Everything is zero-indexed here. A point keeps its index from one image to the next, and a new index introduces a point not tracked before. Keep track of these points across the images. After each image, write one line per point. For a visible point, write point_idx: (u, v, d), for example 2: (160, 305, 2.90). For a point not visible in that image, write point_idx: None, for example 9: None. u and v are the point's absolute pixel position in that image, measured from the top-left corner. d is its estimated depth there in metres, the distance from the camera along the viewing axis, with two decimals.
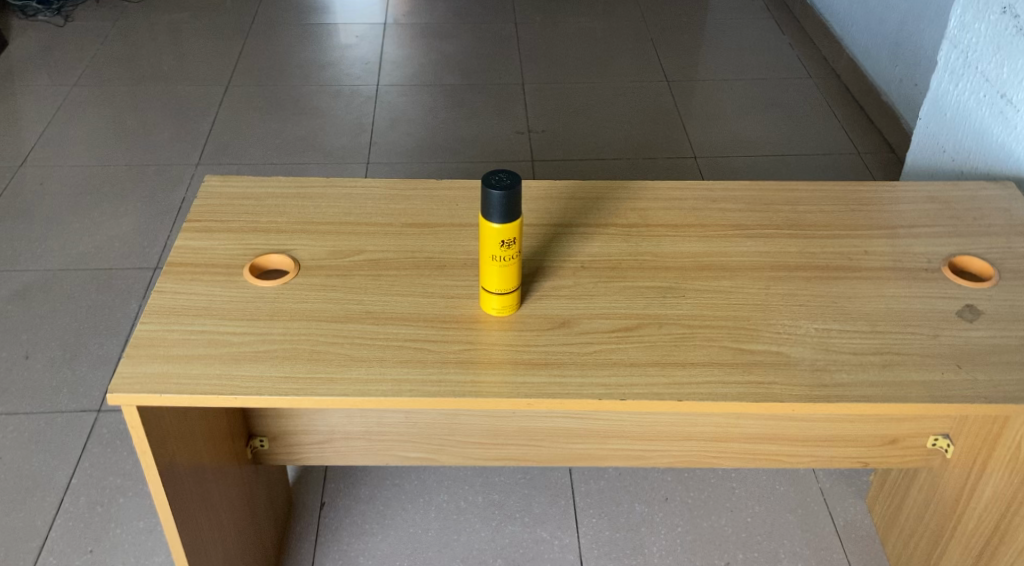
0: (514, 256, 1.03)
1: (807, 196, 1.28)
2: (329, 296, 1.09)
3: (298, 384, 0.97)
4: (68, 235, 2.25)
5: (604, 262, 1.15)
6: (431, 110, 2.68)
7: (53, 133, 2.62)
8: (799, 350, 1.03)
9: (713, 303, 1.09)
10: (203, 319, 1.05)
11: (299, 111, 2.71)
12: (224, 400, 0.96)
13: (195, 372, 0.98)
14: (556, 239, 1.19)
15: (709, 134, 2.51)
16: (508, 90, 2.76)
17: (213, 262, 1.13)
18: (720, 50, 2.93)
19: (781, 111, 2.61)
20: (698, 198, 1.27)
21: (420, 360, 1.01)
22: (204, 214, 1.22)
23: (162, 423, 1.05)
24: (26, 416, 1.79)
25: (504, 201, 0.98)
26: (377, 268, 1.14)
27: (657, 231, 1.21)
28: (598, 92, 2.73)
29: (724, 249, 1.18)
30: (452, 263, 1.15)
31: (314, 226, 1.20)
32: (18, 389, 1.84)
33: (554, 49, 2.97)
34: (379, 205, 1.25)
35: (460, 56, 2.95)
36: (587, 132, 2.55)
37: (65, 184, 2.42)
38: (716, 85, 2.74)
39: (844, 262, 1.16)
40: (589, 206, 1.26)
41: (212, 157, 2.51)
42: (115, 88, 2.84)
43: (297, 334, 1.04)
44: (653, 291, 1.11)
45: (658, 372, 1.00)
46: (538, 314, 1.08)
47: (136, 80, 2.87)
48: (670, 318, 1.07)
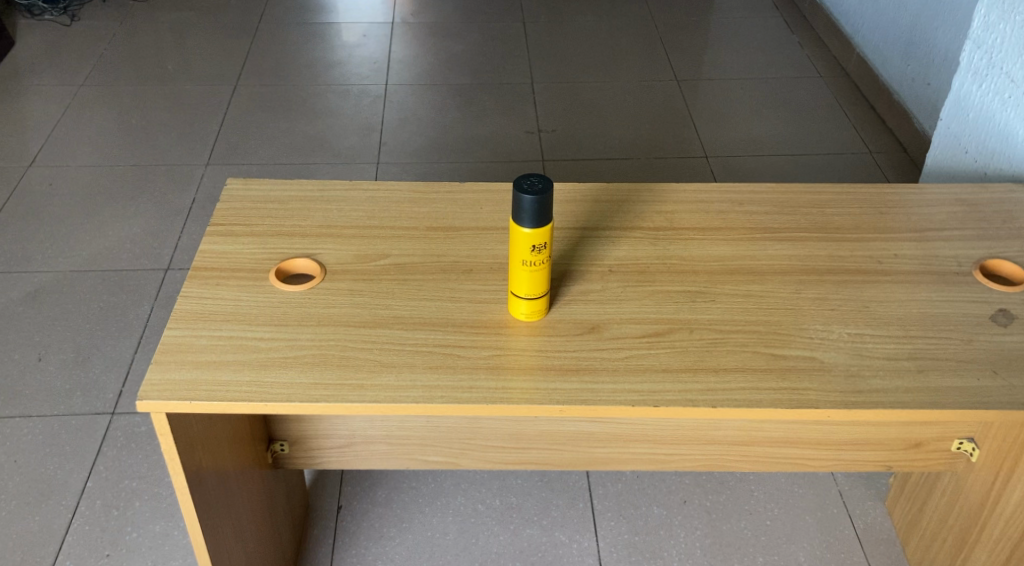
0: (544, 261, 1.02)
1: (834, 198, 1.27)
2: (356, 301, 1.08)
3: (328, 391, 0.97)
4: (78, 237, 2.23)
5: (633, 265, 1.15)
6: (440, 110, 2.66)
7: (62, 133, 2.61)
8: (833, 356, 1.02)
9: (745, 308, 1.08)
10: (231, 324, 1.04)
11: (308, 111, 2.69)
12: (254, 407, 0.95)
13: (224, 379, 0.97)
14: (581, 242, 1.18)
15: (721, 134, 2.50)
16: (519, 89, 2.74)
17: (239, 267, 1.12)
18: (731, 49, 2.92)
19: (793, 110, 2.60)
20: (724, 200, 1.26)
21: (450, 365, 1.01)
22: (227, 218, 1.21)
23: (189, 430, 1.04)
24: (39, 419, 1.78)
25: (536, 206, 0.97)
26: (403, 272, 1.13)
27: (685, 234, 1.20)
28: (608, 92, 2.72)
29: (752, 252, 1.17)
30: (479, 267, 1.14)
31: (339, 230, 1.19)
32: (31, 392, 1.83)
33: (563, 48, 2.95)
34: (403, 208, 1.24)
35: (468, 55, 2.94)
36: (598, 131, 2.54)
37: (75, 185, 2.41)
38: (726, 84, 2.72)
39: (873, 266, 1.15)
40: (614, 209, 1.25)
41: (222, 157, 2.50)
42: (123, 88, 2.83)
43: (325, 339, 1.03)
44: (682, 295, 1.10)
45: (691, 378, 0.99)
46: (567, 319, 1.07)
47: (143, 80, 2.86)
48: (701, 323, 1.06)
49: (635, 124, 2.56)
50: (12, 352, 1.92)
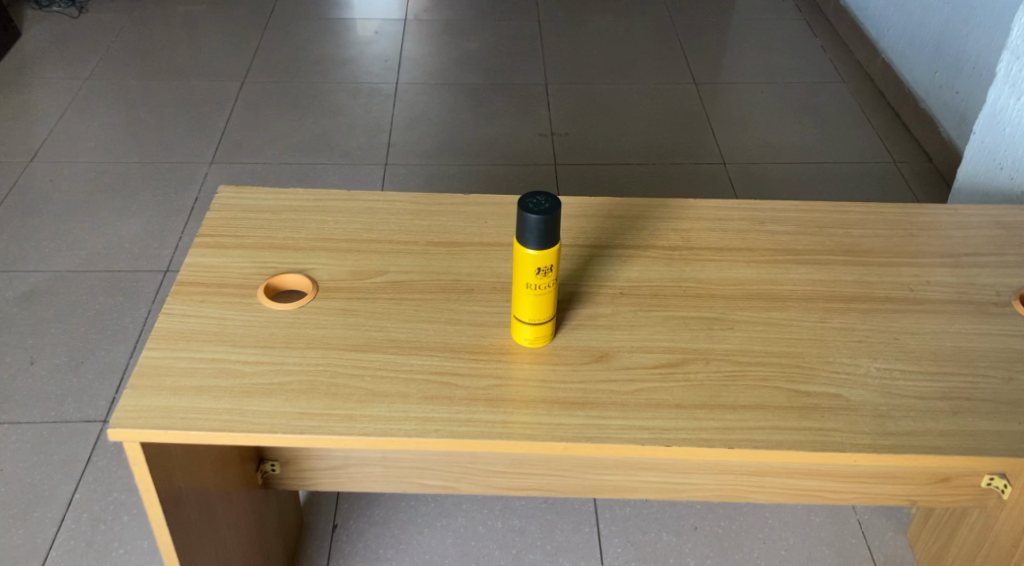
0: (550, 284, 0.95)
1: (862, 218, 1.19)
2: (349, 322, 1.02)
3: (315, 422, 0.90)
4: (77, 235, 2.18)
5: (645, 288, 1.07)
6: (451, 110, 2.59)
7: (65, 128, 2.55)
8: (860, 393, 0.94)
9: (766, 338, 1.01)
10: (215, 345, 0.97)
11: (317, 109, 2.62)
12: (235, 438, 0.89)
13: (204, 406, 0.91)
14: (591, 260, 1.11)
15: (740, 140, 2.42)
16: (532, 90, 2.67)
17: (226, 282, 1.06)
18: (751, 52, 2.83)
19: (815, 115, 2.51)
20: (744, 218, 1.18)
21: (446, 396, 0.94)
22: (217, 229, 1.14)
23: (171, 465, 0.97)
24: (29, 425, 1.72)
25: (541, 226, 0.89)
26: (400, 291, 1.06)
27: (702, 254, 1.12)
28: (624, 94, 2.64)
29: (774, 276, 1.09)
30: (481, 286, 1.07)
31: (334, 244, 1.12)
32: (20, 397, 1.78)
33: (578, 48, 2.87)
34: (404, 220, 1.17)
35: (481, 55, 2.86)
36: (613, 135, 2.46)
37: (76, 181, 2.35)
38: (746, 88, 2.64)
39: (904, 293, 1.07)
40: (626, 225, 1.17)
41: (227, 156, 2.44)
42: (129, 81, 2.77)
43: (314, 363, 0.96)
44: (698, 323, 1.03)
45: (706, 415, 0.92)
46: (574, 346, 1.00)
47: (150, 74, 2.80)
48: (718, 354, 0.99)
49: (651, 128, 2.48)
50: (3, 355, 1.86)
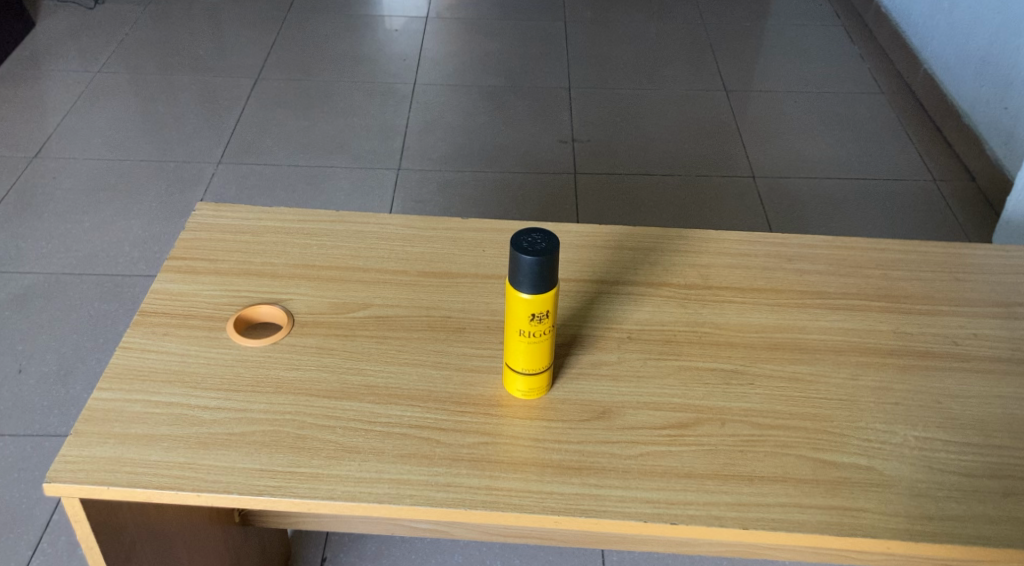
0: (546, 332, 0.84)
1: (900, 259, 1.07)
2: (323, 363, 0.92)
3: (276, 482, 0.80)
4: (76, 236, 2.09)
5: (656, 333, 0.96)
6: (469, 113, 2.47)
7: (73, 124, 2.46)
8: (896, 466, 0.83)
9: (789, 397, 0.89)
10: (174, 387, 0.88)
11: (331, 110, 2.51)
12: (186, 497, 0.79)
13: (155, 459, 0.81)
14: (597, 299, 1.00)
15: (771, 152, 2.28)
16: (553, 94, 2.54)
17: (194, 312, 0.96)
18: (786, 59, 2.69)
19: (852, 128, 2.37)
20: (769, 254, 1.07)
21: (425, 454, 0.83)
22: (190, 252, 1.04)
23: (125, 531, 0.86)
24: (11, 438, 1.64)
25: (537, 268, 0.79)
26: (384, 328, 0.96)
27: (721, 295, 1.01)
28: (651, 101, 2.50)
29: (801, 323, 0.98)
30: (473, 325, 0.97)
31: (316, 272, 1.02)
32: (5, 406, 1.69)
33: (605, 53, 2.74)
34: (394, 246, 1.07)
35: (502, 57, 2.73)
36: (636, 143, 2.33)
37: (80, 180, 2.26)
38: (780, 98, 2.50)
39: (947, 347, 0.95)
40: (639, 258, 1.06)
41: (235, 155, 2.33)
42: (146, 77, 2.67)
43: (281, 411, 0.86)
44: (714, 376, 0.91)
45: (718, 487, 0.81)
46: (573, 400, 0.89)
47: (165, 70, 2.70)
48: (734, 414, 0.88)
49: (676, 137, 2.35)
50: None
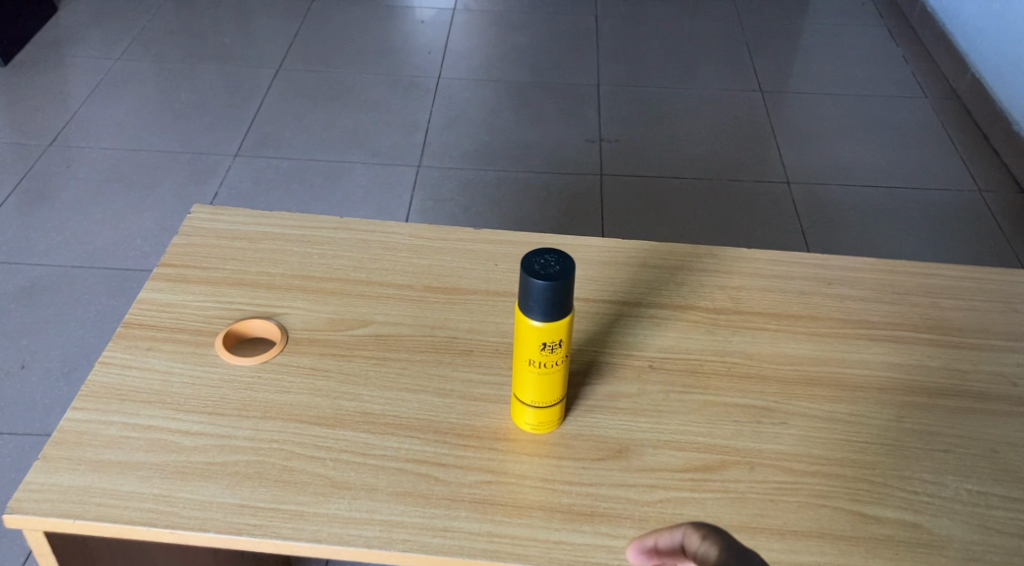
0: (559, 362, 0.76)
1: (950, 286, 0.98)
2: (316, 387, 0.84)
3: (256, 520, 0.73)
4: (86, 226, 1.95)
5: (681, 362, 0.88)
6: (493, 109, 2.31)
7: (90, 111, 2.30)
8: (947, 524, 0.74)
9: (827, 439, 0.81)
10: (155, 408, 0.81)
11: (351, 103, 2.34)
12: (159, 534, 0.72)
13: (127, 490, 0.74)
14: (618, 322, 0.92)
15: (808, 156, 2.15)
16: (582, 90, 2.39)
17: (182, 325, 0.89)
18: (828, 60, 2.55)
19: (896, 134, 2.24)
20: (807, 277, 0.98)
21: (421, 493, 0.76)
22: (182, 259, 0.97)
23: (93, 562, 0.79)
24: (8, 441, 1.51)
25: (549, 293, 0.71)
26: (385, 348, 0.88)
27: (753, 321, 0.92)
28: (686, 101, 2.35)
29: (841, 355, 0.89)
30: (481, 347, 0.89)
31: (314, 284, 0.95)
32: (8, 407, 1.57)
33: (639, 49, 2.59)
34: (400, 257, 0.99)
35: (529, 51, 2.57)
36: (664, 143, 2.19)
37: (93, 169, 2.11)
38: (823, 102, 2.36)
39: (1002, 388, 0.86)
40: (664, 277, 0.98)
41: (252, 147, 2.18)
42: (177, 67, 2.49)
43: (268, 438, 0.79)
44: (744, 414, 0.83)
45: (746, 542, 0.73)
46: (588, 436, 0.81)
47: (188, 58, 2.53)
48: (765, 457, 0.79)
49: (708, 138, 2.20)
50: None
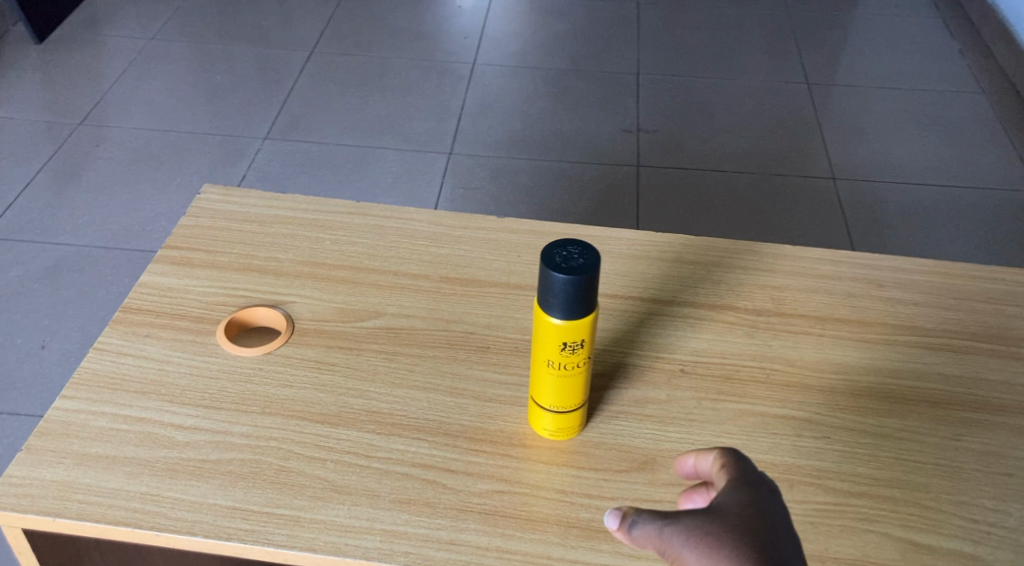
0: (581, 364, 0.70)
1: (1014, 292, 0.89)
2: (321, 381, 0.79)
3: (248, 524, 0.68)
4: (113, 206, 1.81)
5: (716, 367, 0.81)
6: (530, 96, 2.19)
7: (123, 90, 2.15)
8: (1007, 558, 0.67)
9: (874, 456, 0.74)
10: (149, 399, 0.76)
11: (385, 87, 2.21)
12: (143, 536, 0.67)
13: (111, 486, 0.69)
14: (648, 321, 0.85)
15: (857, 151, 2.04)
16: (622, 79, 2.27)
17: (183, 312, 0.84)
18: (881, 51, 2.42)
19: (953, 131, 2.11)
20: (855, 278, 0.90)
21: (427, 501, 0.70)
22: (188, 242, 0.92)
23: None
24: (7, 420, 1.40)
25: (571, 288, 0.64)
26: (395, 342, 0.82)
27: (796, 324, 0.85)
28: (731, 93, 2.23)
29: (890, 364, 0.81)
30: (499, 344, 0.83)
31: (325, 271, 0.89)
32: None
33: (683, 37, 2.46)
34: (417, 245, 0.93)
35: (571, 37, 2.44)
36: (706, 135, 2.08)
37: (124, 149, 1.96)
38: (877, 96, 2.22)
39: None
40: (700, 275, 0.90)
41: (283, 130, 2.05)
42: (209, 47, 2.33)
43: (266, 435, 0.74)
44: (782, 426, 0.76)
45: None
46: (610, 445, 0.74)
47: (226, 39, 2.37)
48: (805, 475, 0.72)
49: (752, 131, 2.10)
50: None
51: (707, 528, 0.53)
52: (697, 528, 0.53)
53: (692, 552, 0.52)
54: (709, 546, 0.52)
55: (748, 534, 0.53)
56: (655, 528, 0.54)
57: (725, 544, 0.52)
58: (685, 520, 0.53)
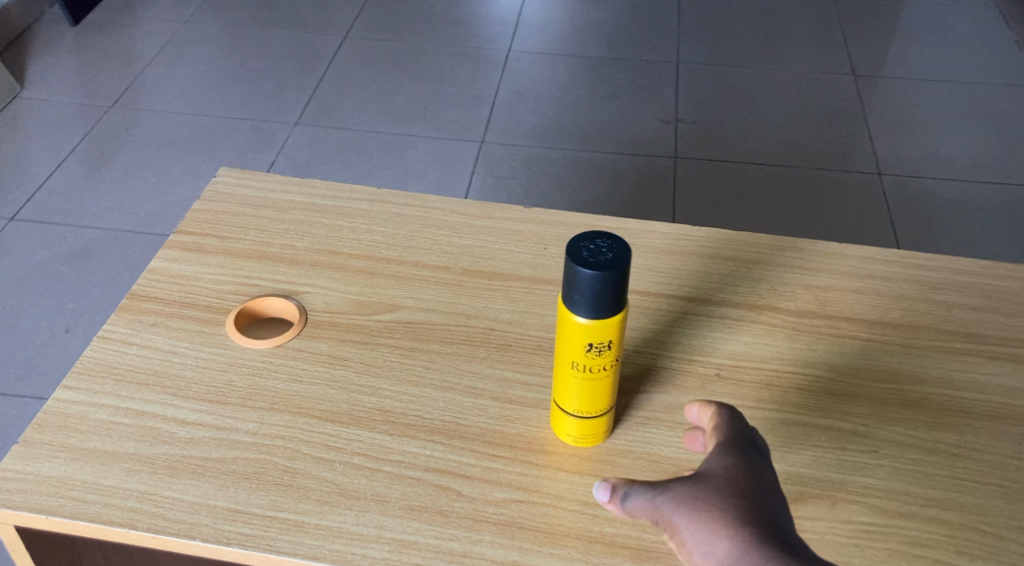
0: (608, 367, 0.65)
1: None
2: (332, 377, 0.74)
3: (250, 529, 0.64)
4: (142, 189, 1.77)
5: (754, 373, 0.75)
6: (564, 84, 2.13)
7: (156, 74, 2.12)
8: None
9: (926, 474, 0.68)
10: (153, 391, 0.72)
11: (416, 74, 2.16)
12: (139, 538, 0.64)
13: (109, 484, 0.66)
14: (683, 321, 0.80)
15: (905, 146, 1.95)
16: (659, 68, 2.19)
17: (193, 301, 0.80)
18: (932, 42, 2.31)
19: (1008, 126, 2.01)
20: (907, 278, 0.84)
21: (440, 510, 0.65)
22: (202, 227, 0.89)
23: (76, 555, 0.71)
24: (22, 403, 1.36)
25: (597, 285, 0.59)
26: (413, 337, 0.78)
27: (842, 327, 0.79)
28: (774, 84, 2.14)
29: (946, 374, 0.75)
30: (522, 342, 0.78)
31: (342, 261, 0.85)
32: (11, 368, 1.41)
33: (724, 26, 2.37)
34: (438, 235, 0.88)
35: (608, 25, 2.36)
36: (746, 127, 2.00)
37: (153, 133, 1.93)
38: (926, 90, 2.12)
39: None
40: (740, 272, 0.84)
41: (313, 116, 2.01)
42: (244, 30, 2.30)
43: (273, 434, 0.70)
44: (825, 438, 0.70)
45: None
46: (638, 454, 0.69)
47: (263, 23, 2.33)
48: (849, 493, 0.67)
49: (795, 123, 2.01)
50: (22, 322, 1.48)
51: (695, 491, 0.54)
52: (687, 493, 0.54)
53: (684, 516, 0.54)
54: (700, 509, 0.54)
55: (736, 496, 0.54)
56: (646, 498, 0.55)
57: (715, 506, 0.54)
58: (675, 487, 0.55)
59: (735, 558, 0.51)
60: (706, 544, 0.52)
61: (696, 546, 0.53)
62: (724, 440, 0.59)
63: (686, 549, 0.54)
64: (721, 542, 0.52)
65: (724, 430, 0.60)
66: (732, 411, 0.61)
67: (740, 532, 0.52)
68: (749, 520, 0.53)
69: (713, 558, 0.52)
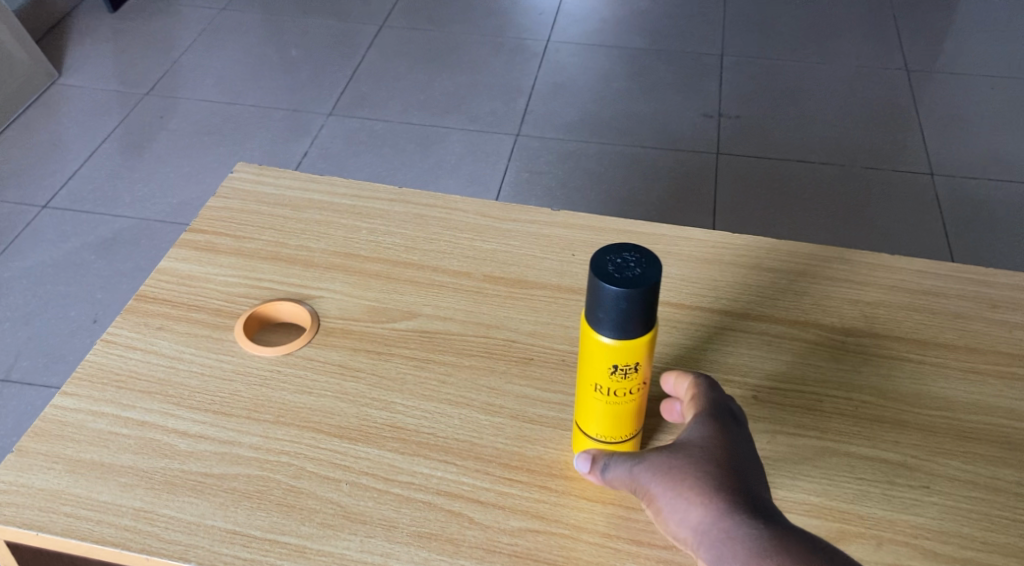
0: (635, 390, 0.60)
1: None
2: (343, 389, 0.70)
3: (248, 553, 0.60)
4: (173, 178, 1.75)
5: (795, 395, 0.70)
6: (604, 77, 2.07)
7: (191, 61, 2.10)
8: None
9: (983, 515, 0.62)
10: (155, 401, 0.69)
11: (451, 64, 2.11)
12: (131, 558, 0.60)
13: (104, 499, 0.63)
14: (719, 336, 0.74)
15: (960, 145, 1.85)
16: (702, 61, 2.12)
17: (202, 304, 0.77)
18: (991, 35, 2.21)
19: None
20: (964, 295, 0.77)
21: (450, 538, 0.61)
22: (216, 225, 0.85)
23: None
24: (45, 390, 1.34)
25: (623, 303, 0.54)
26: (429, 347, 0.74)
27: (893, 348, 0.73)
28: (823, 79, 2.06)
29: (1006, 402, 0.69)
30: (545, 356, 0.73)
31: (358, 264, 0.81)
32: (35, 357, 1.39)
33: (771, 17, 2.29)
34: (460, 238, 0.84)
35: (650, 16, 2.29)
36: (792, 124, 1.92)
37: (186, 121, 1.91)
38: (984, 86, 2.03)
39: None
40: (783, 284, 0.79)
41: (346, 106, 1.97)
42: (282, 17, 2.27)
43: (278, 450, 0.66)
44: (872, 471, 0.65)
45: None
46: None
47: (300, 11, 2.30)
48: (897, 533, 0.61)
49: (844, 120, 1.93)
50: (49, 311, 1.45)
51: (670, 460, 0.54)
52: (662, 463, 0.54)
53: (659, 486, 0.53)
54: (674, 477, 0.53)
55: (712, 462, 0.53)
56: (624, 469, 0.55)
57: (690, 474, 0.52)
58: (651, 456, 0.54)
59: (710, 525, 0.50)
60: (681, 512, 0.52)
61: (672, 513, 0.52)
62: (701, 408, 0.58)
63: (663, 517, 0.53)
64: (696, 510, 0.51)
65: (701, 399, 0.58)
66: (709, 379, 0.60)
67: (716, 500, 0.51)
68: (726, 487, 0.52)
69: (689, 526, 0.51)
